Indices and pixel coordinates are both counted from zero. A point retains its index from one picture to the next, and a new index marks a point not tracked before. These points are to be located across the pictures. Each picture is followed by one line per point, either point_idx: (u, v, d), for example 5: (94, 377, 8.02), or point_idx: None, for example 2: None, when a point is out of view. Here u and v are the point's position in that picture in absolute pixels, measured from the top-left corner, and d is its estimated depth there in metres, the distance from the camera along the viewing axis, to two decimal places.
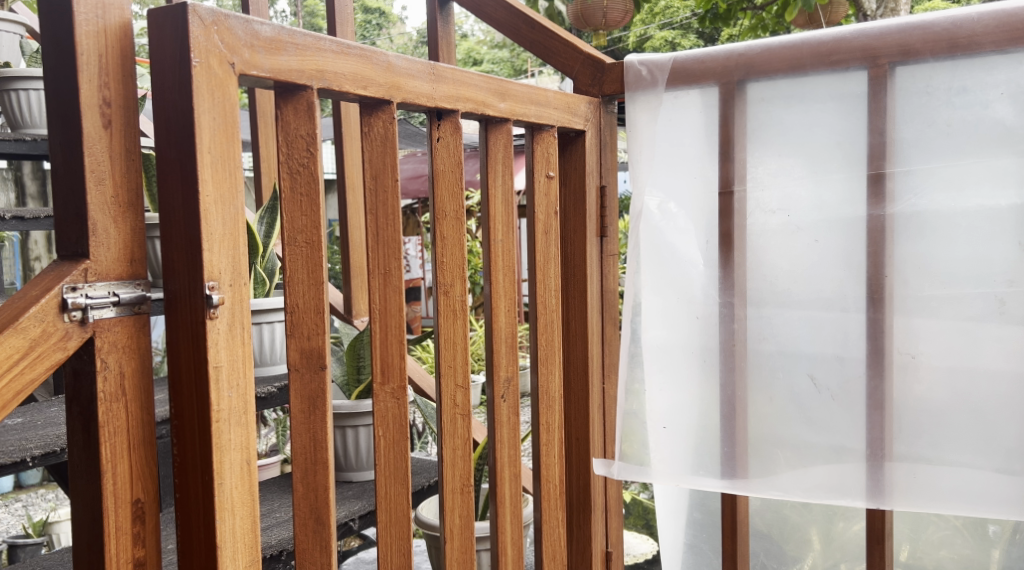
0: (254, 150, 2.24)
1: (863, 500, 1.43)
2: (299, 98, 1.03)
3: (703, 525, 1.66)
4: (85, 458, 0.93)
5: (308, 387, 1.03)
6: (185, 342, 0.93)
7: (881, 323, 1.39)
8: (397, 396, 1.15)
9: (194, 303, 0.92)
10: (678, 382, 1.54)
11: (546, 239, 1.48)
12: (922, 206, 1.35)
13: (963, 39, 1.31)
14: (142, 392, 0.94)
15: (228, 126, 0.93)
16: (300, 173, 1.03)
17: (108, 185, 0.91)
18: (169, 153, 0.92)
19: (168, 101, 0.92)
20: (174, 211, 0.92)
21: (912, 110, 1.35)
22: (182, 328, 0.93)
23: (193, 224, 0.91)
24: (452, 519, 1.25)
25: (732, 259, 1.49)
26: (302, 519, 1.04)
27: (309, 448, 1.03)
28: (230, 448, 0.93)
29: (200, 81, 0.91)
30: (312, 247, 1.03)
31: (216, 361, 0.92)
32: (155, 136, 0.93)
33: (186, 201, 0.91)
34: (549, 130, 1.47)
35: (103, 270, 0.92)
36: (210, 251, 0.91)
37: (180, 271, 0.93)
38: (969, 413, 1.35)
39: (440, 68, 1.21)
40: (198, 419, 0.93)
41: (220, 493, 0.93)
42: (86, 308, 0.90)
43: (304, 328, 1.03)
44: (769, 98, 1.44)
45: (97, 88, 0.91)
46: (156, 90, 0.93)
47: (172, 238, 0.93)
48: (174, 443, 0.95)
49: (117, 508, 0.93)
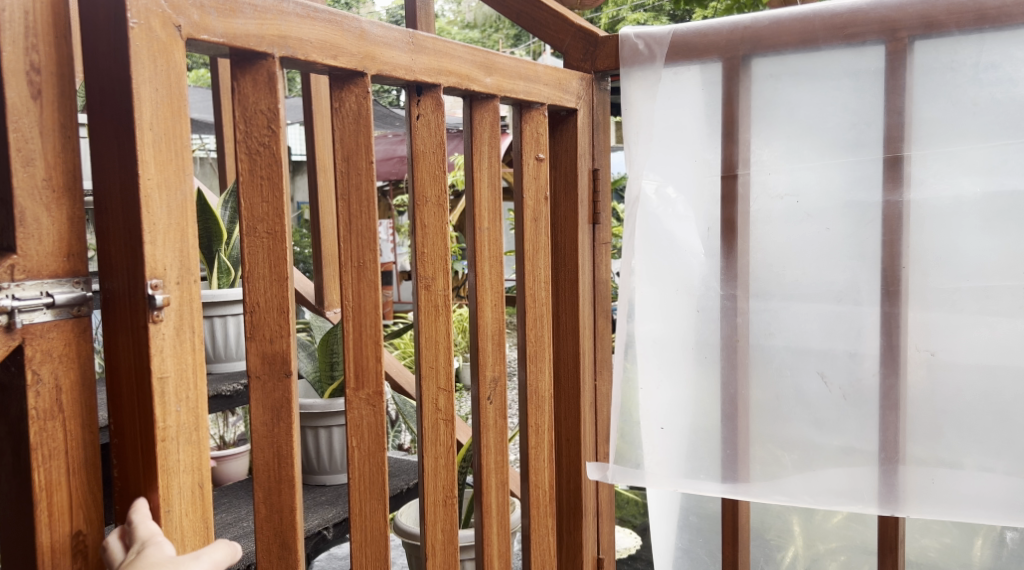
0: (217, 130, 2.12)
1: (875, 507, 1.34)
2: (259, 67, 0.90)
3: (700, 530, 1.56)
4: (21, 485, 0.82)
5: (271, 396, 0.92)
6: (127, 349, 0.82)
7: (897, 318, 1.30)
8: (373, 402, 1.04)
9: (136, 303, 0.81)
10: (676, 378, 1.44)
11: (536, 226, 1.36)
12: (944, 192, 1.26)
13: (992, 10, 1.21)
14: (82, 407, 0.83)
15: (173, 99, 0.81)
16: (259, 154, 0.91)
17: (40, 166, 0.80)
18: (105, 127, 0.80)
19: (100, 69, 0.80)
20: (110, 194, 0.81)
21: (932, 88, 1.25)
22: (122, 331, 0.82)
23: (132, 212, 0.80)
24: (435, 534, 1.15)
25: (735, 246, 1.38)
26: (265, 543, 0.93)
27: (272, 465, 0.93)
28: (179, 471, 0.83)
29: (139, 45, 0.79)
30: (275, 238, 0.92)
31: (161, 371, 0.81)
32: (90, 107, 0.81)
33: (124, 183, 0.80)
34: (539, 107, 1.36)
35: (34, 266, 0.80)
36: (153, 244, 0.80)
37: (117, 266, 0.81)
38: (993, 415, 1.26)
39: (420, 37, 1.09)
40: (142, 437, 0.82)
41: (167, 523, 0.82)
42: (13, 310, 0.79)
43: (266, 330, 0.91)
44: (777, 74, 1.33)
45: (23, 51, 0.79)
46: (87, 56, 0.81)
47: (110, 227, 0.82)
48: (115, 463, 0.84)
49: (54, 543, 0.82)
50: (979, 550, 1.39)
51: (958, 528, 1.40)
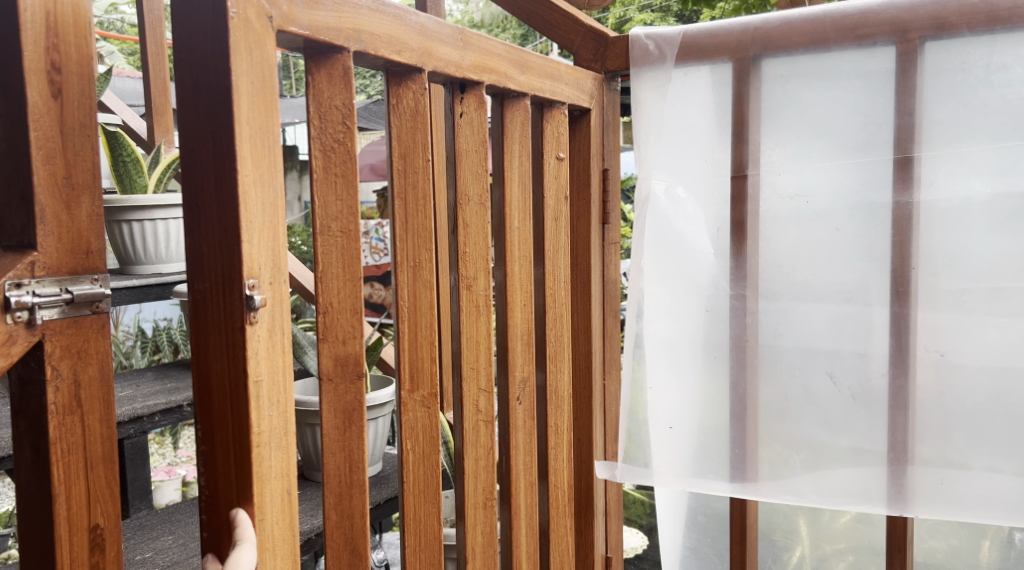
0: None
1: (883, 506, 1.34)
2: (334, 62, 0.92)
3: (708, 530, 1.56)
4: (37, 478, 0.83)
5: (342, 399, 0.94)
6: (219, 352, 0.83)
7: (906, 319, 1.30)
8: (427, 404, 1.06)
9: (232, 304, 0.82)
10: (682, 378, 1.44)
11: (555, 226, 1.36)
12: (952, 193, 1.26)
13: (1003, 12, 1.21)
14: (100, 402, 0.85)
15: (266, 92, 0.83)
16: (334, 150, 0.92)
17: (60, 163, 0.81)
18: (199, 123, 0.82)
19: (196, 63, 0.81)
20: (203, 189, 0.82)
21: (941, 89, 1.26)
22: (213, 332, 0.83)
23: (226, 208, 0.81)
24: (474, 538, 1.17)
25: (744, 247, 1.39)
26: (335, 551, 0.95)
27: (343, 471, 0.95)
28: (271, 477, 0.85)
29: (237, 37, 0.80)
30: (348, 237, 0.94)
31: (256, 374, 0.83)
32: (178, 103, 0.82)
33: (219, 178, 0.81)
34: (559, 107, 1.36)
35: (52, 264, 0.82)
36: (250, 243, 0.82)
37: (211, 267, 0.83)
38: (1002, 415, 1.26)
39: (468, 34, 1.11)
40: (235, 442, 0.84)
41: (262, 530, 0.84)
42: (34, 307, 0.81)
43: (340, 331, 0.94)
44: (787, 75, 1.34)
45: (44, 49, 0.80)
46: (175, 48, 0.82)
47: (202, 226, 0.82)
48: (201, 470, 0.86)
49: (72, 535, 0.84)
50: (987, 552, 1.39)
51: (965, 528, 1.40)
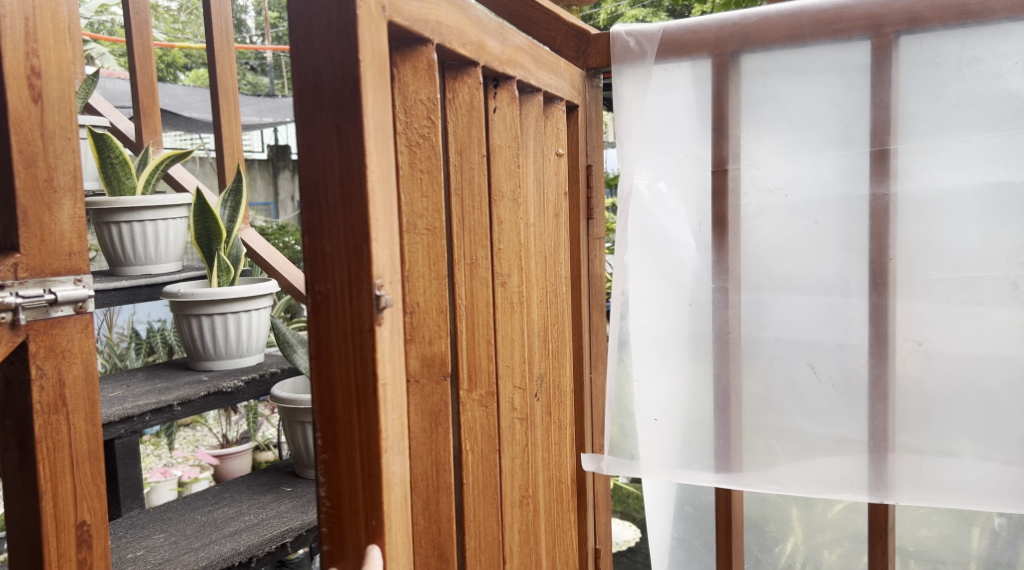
0: (216, 129, 2.18)
1: (865, 495, 1.36)
2: (419, 54, 0.93)
3: (695, 520, 1.58)
4: (28, 479, 1.04)
5: (430, 400, 0.95)
6: (345, 356, 0.83)
7: (885, 309, 1.32)
8: (484, 403, 1.08)
9: (360, 304, 0.82)
10: (668, 371, 1.46)
11: (557, 221, 1.37)
12: (927, 185, 1.28)
13: (974, 5, 1.23)
14: (81, 399, 1.06)
15: (384, 84, 0.83)
16: (419, 146, 0.93)
17: (40, 166, 1.02)
18: (325, 120, 0.81)
19: (316, 53, 0.81)
20: (326, 186, 0.82)
21: (916, 82, 1.28)
22: (337, 334, 0.83)
23: (355, 207, 0.81)
24: (514, 536, 1.18)
25: (726, 241, 1.40)
26: (424, 557, 0.97)
27: (431, 473, 0.97)
28: (395, 483, 0.85)
29: (364, 25, 0.81)
30: (433, 234, 0.94)
31: (383, 378, 0.83)
32: (299, 100, 0.82)
33: (345, 176, 0.81)
34: (558, 104, 1.37)
35: (34, 263, 1.02)
36: (376, 242, 0.82)
37: (335, 268, 0.82)
38: (980, 402, 1.29)
39: (507, 28, 1.13)
40: (362, 448, 0.83)
41: (388, 538, 0.84)
42: (17, 306, 1.00)
43: (426, 331, 0.95)
44: (765, 70, 1.35)
45: (24, 59, 1.01)
46: (293, 43, 0.81)
47: (325, 224, 0.82)
48: (323, 480, 0.85)
49: (64, 519, 1.05)
50: (977, 538, 1.42)
51: (952, 514, 1.43)
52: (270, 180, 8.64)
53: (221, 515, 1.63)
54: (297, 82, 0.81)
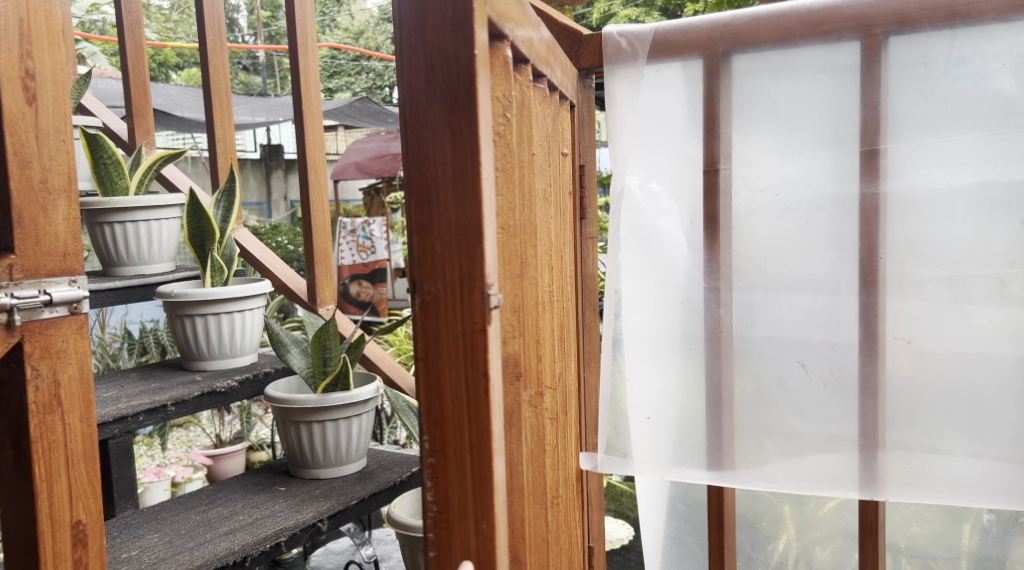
0: (209, 130, 2.18)
1: (856, 491, 1.37)
2: (495, 49, 0.92)
3: (688, 517, 1.59)
4: (23, 479, 1.04)
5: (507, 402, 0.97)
6: (456, 357, 0.83)
7: (875, 307, 1.33)
8: (535, 403, 1.09)
9: (471, 305, 0.82)
10: (661, 370, 1.46)
11: (562, 220, 1.36)
12: (916, 185, 1.29)
13: (963, 6, 1.24)
14: (77, 399, 1.07)
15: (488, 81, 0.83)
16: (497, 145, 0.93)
17: (34, 167, 1.03)
18: (436, 115, 0.81)
19: (430, 49, 0.81)
20: (440, 185, 0.82)
21: (905, 82, 1.29)
22: (447, 333, 0.83)
23: (469, 204, 0.81)
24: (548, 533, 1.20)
25: (718, 240, 1.41)
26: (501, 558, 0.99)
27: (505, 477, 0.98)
28: (502, 483, 0.86)
29: (479, 20, 0.81)
30: (508, 234, 0.94)
31: (494, 380, 0.84)
32: (410, 95, 0.82)
33: (458, 173, 0.81)
34: (564, 102, 1.37)
35: (29, 264, 1.03)
36: (486, 242, 0.82)
37: (446, 268, 0.82)
38: (969, 399, 1.30)
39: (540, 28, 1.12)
40: (471, 450, 0.84)
41: (498, 538, 0.85)
42: (13, 306, 1.01)
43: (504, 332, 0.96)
44: (757, 71, 1.36)
45: (19, 61, 1.02)
46: (404, 36, 0.82)
47: (437, 224, 0.82)
48: (430, 484, 0.86)
49: (61, 519, 1.06)
50: (967, 535, 1.43)
51: (942, 511, 1.44)
52: (262, 180, 8.63)
53: (215, 515, 1.63)
54: (411, 73, 0.82)
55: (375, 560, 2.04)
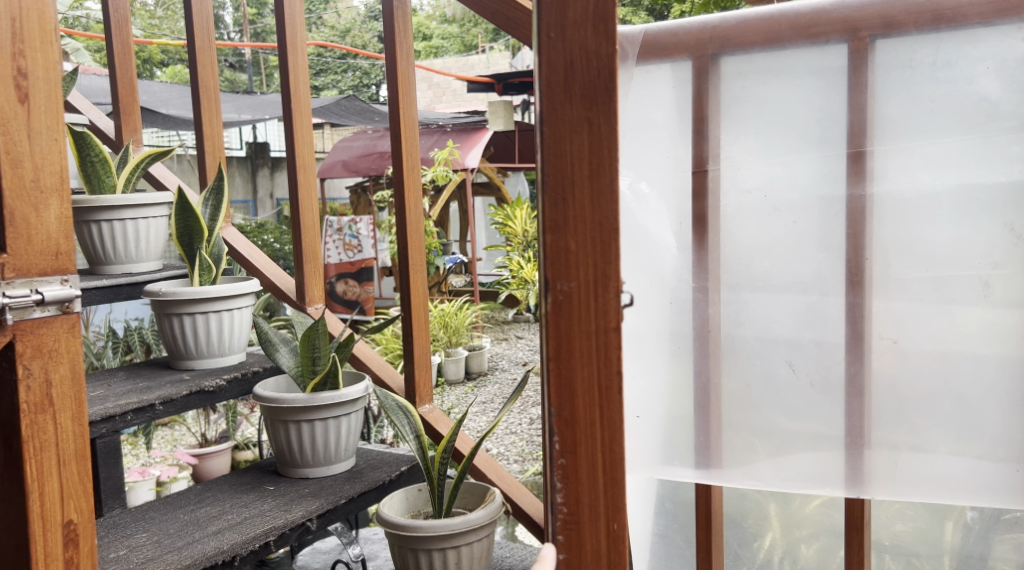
0: (198, 129, 2.18)
1: (841, 490, 1.38)
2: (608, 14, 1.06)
3: (676, 516, 1.60)
4: (14, 476, 1.05)
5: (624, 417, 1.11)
6: (588, 358, 1.09)
7: (861, 307, 1.34)
8: None
9: (606, 301, 1.08)
10: (650, 368, 1.46)
11: None
12: (901, 187, 1.30)
13: (947, 10, 1.26)
14: (70, 400, 1.08)
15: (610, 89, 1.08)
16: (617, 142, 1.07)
17: (27, 167, 1.04)
18: (576, 111, 1.07)
19: (572, 53, 1.07)
20: (577, 184, 1.08)
21: (891, 85, 1.30)
22: (581, 331, 1.09)
23: (605, 208, 1.07)
24: None
25: (706, 240, 1.41)
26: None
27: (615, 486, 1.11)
28: None
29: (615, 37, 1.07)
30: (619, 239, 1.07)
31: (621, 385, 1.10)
32: (551, 95, 1.07)
33: (594, 175, 1.07)
34: None
35: (21, 264, 1.04)
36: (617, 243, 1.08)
37: (580, 262, 1.08)
38: (952, 399, 1.31)
39: None
40: (603, 450, 1.10)
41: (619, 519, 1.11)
42: (5, 306, 1.02)
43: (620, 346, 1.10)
44: (745, 73, 1.37)
45: (12, 60, 1.02)
46: (546, 32, 1.07)
47: (575, 224, 1.08)
48: (562, 486, 1.11)
49: (52, 521, 1.06)
50: (950, 531, 1.44)
51: (926, 509, 1.45)
52: (248, 178, 8.61)
53: (204, 514, 1.63)
54: (548, 71, 1.07)
55: (361, 559, 2.04)
